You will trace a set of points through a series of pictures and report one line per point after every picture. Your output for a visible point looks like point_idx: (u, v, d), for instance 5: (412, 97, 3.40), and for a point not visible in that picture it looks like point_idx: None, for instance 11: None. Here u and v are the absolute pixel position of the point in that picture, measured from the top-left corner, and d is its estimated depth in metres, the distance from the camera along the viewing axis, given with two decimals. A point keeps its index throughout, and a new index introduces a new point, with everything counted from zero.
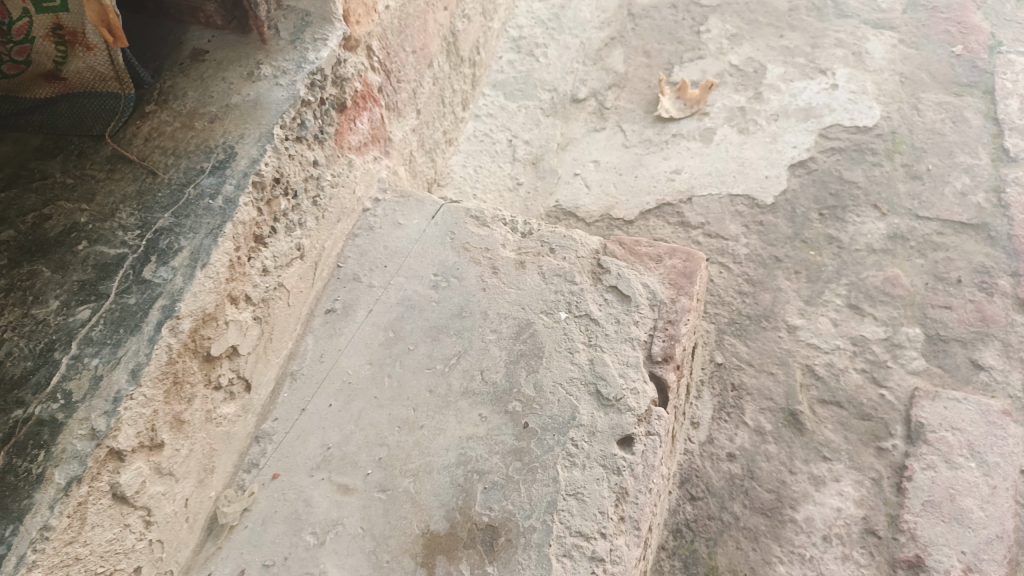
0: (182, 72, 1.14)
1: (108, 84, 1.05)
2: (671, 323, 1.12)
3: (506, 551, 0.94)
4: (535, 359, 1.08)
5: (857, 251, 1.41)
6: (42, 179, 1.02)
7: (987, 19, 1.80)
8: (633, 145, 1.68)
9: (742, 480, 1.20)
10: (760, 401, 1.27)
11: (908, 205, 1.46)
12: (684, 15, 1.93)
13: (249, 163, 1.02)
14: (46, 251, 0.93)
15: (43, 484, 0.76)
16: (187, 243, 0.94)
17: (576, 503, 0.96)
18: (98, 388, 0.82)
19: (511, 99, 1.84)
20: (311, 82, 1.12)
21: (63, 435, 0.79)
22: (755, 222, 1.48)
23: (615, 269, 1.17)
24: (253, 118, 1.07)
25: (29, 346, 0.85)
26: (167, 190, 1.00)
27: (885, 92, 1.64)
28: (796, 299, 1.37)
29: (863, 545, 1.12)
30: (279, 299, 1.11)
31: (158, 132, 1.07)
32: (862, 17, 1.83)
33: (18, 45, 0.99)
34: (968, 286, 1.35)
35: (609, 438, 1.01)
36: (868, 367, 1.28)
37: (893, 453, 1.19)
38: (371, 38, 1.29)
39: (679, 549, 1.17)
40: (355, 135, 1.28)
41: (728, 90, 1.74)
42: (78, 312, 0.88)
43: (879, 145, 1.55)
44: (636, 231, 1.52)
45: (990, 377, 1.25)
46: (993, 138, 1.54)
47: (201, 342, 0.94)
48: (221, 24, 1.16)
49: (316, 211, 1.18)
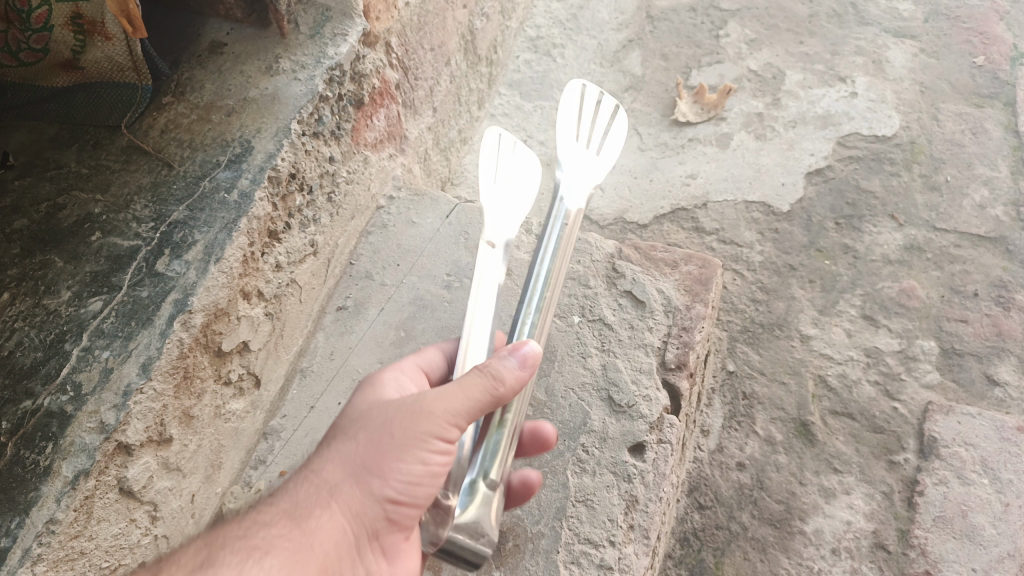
0: (200, 64, 1.13)
1: (125, 75, 1.04)
2: (685, 330, 1.11)
3: (513, 557, 0.93)
4: (547, 363, 1.07)
5: (873, 261, 1.39)
6: (57, 168, 1.02)
7: (1010, 29, 1.77)
8: (648, 149, 1.68)
9: (751, 490, 1.19)
10: (771, 410, 1.26)
11: (925, 216, 1.44)
12: (703, 18, 1.92)
13: (265, 157, 1.02)
14: (60, 241, 0.93)
15: (51, 476, 0.76)
16: (201, 237, 0.94)
17: (585, 510, 0.96)
18: (108, 381, 0.81)
19: (526, 98, 1.83)
20: (329, 78, 1.11)
21: (72, 428, 0.78)
22: (770, 229, 1.46)
23: (630, 274, 1.17)
24: (270, 112, 1.06)
25: (40, 336, 0.84)
26: (182, 182, 0.99)
27: (905, 101, 1.63)
28: (810, 308, 1.35)
29: (872, 560, 1.11)
30: (292, 295, 1.11)
31: (174, 124, 1.06)
32: (882, 26, 1.82)
33: (36, 33, 0.98)
34: (985, 300, 1.33)
35: (620, 445, 1.00)
36: (881, 379, 1.26)
37: (904, 467, 1.17)
38: (390, 35, 1.28)
39: (685, 558, 1.15)
40: (371, 132, 1.28)
41: (746, 96, 1.72)
42: (90, 304, 0.87)
43: (897, 155, 1.53)
44: (650, 235, 1.51)
45: (1005, 393, 1.23)
46: (1012, 151, 1.52)
47: (212, 337, 0.94)
48: (241, 17, 1.16)
49: (331, 207, 1.18)
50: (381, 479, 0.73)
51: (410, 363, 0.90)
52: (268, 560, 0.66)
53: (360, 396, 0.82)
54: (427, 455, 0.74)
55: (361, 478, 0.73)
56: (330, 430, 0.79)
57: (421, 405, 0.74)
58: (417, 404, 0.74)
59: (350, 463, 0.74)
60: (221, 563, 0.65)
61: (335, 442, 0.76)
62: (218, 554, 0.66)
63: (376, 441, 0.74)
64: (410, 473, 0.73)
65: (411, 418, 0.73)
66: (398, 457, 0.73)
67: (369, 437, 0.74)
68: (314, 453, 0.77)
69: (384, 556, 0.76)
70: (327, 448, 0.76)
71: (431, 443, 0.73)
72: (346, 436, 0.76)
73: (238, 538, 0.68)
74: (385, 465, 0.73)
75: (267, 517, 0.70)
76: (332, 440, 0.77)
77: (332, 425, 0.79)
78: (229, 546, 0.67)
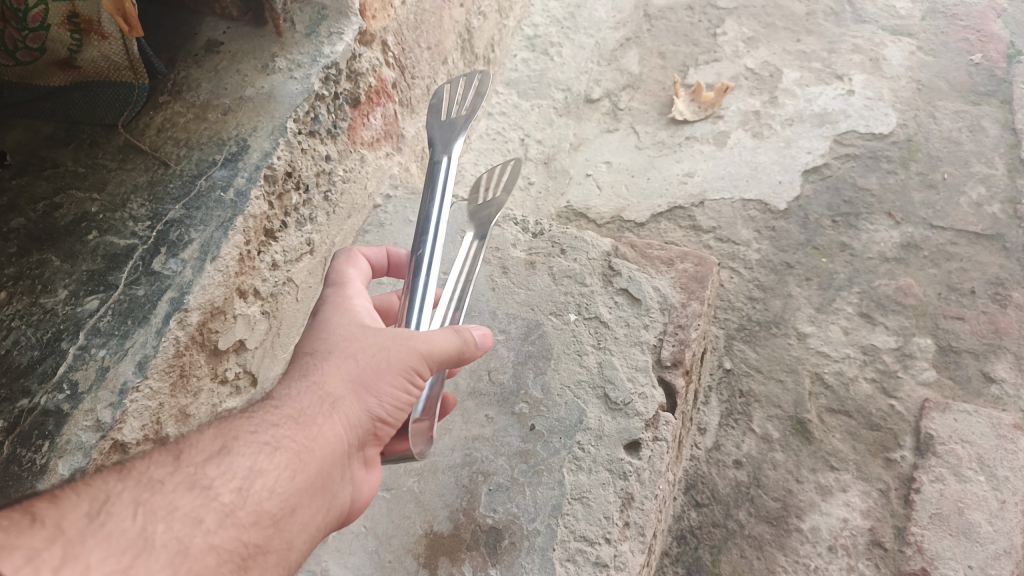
0: (196, 63, 1.13)
1: (122, 73, 1.04)
2: (682, 328, 1.12)
3: (509, 554, 0.94)
4: (543, 361, 1.08)
5: (870, 259, 1.39)
6: (53, 167, 1.02)
7: (1007, 27, 1.77)
8: (646, 147, 1.68)
9: (748, 487, 1.19)
10: (768, 408, 1.26)
11: (922, 214, 1.44)
12: (700, 17, 1.92)
13: (261, 156, 1.02)
14: (56, 240, 0.93)
15: (48, 474, 0.76)
16: (196, 236, 0.94)
17: (580, 507, 0.96)
18: (104, 379, 0.81)
19: (524, 97, 1.84)
20: (325, 76, 1.11)
21: (69, 426, 0.78)
22: (767, 227, 1.46)
23: (627, 272, 1.18)
24: (265, 111, 1.06)
25: (37, 335, 0.84)
26: (178, 181, 1.00)
27: (902, 99, 1.63)
28: (807, 306, 1.36)
29: (868, 557, 1.11)
30: (288, 294, 1.11)
31: (170, 123, 1.07)
32: (879, 24, 1.82)
33: (32, 33, 0.96)
34: (982, 297, 1.33)
35: (616, 442, 1.00)
36: (878, 376, 1.26)
37: (901, 464, 1.17)
38: (386, 33, 1.28)
39: (682, 556, 1.16)
40: (368, 130, 1.28)
41: (743, 94, 1.73)
42: (86, 303, 0.87)
43: (894, 153, 1.53)
44: (647, 234, 1.51)
45: (1002, 390, 1.23)
46: (1010, 148, 1.52)
47: (208, 336, 0.94)
48: (237, 16, 1.16)
49: (327, 206, 1.18)
50: (375, 399, 0.75)
51: (349, 274, 0.89)
52: (278, 458, 0.68)
53: (341, 312, 0.82)
54: (414, 385, 0.77)
55: (358, 395, 0.74)
56: (315, 340, 0.78)
57: (413, 337, 0.77)
58: (410, 337, 0.76)
59: (346, 378, 0.75)
60: (237, 451, 0.67)
61: (331, 356, 0.76)
62: (234, 443, 0.68)
63: (372, 363, 0.75)
64: (399, 398, 0.76)
65: (406, 349, 0.76)
66: (390, 382, 0.75)
67: (364, 358, 0.76)
68: (304, 361, 0.76)
69: (368, 468, 0.79)
70: (320, 359, 0.76)
71: (417, 375, 0.77)
72: (341, 352, 0.76)
73: (250, 432, 0.69)
74: (379, 388, 0.75)
75: (270, 417, 0.71)
76: (323, 352, 0.77)
77: (316, 337, 0.79)
78: (242, 437, 0.68)
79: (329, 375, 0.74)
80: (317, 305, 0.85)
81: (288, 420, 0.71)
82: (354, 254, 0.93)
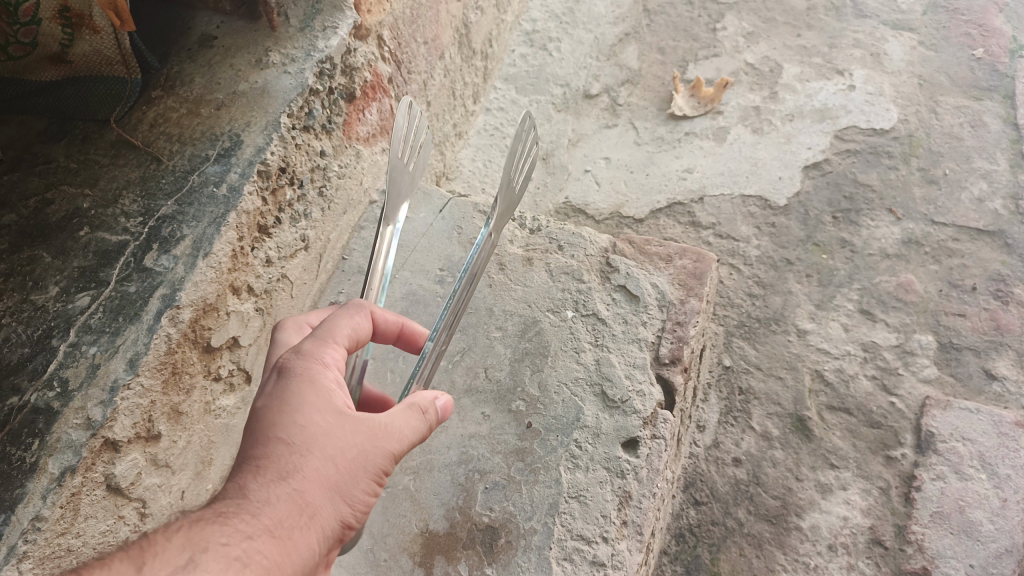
0: (190, 58, 1.12)
1: (114, 68, 1.03)
2: (680, 325, 1.11)
3: (505, 553, 0.93)
4: (540, 358, 1.07)
5: (870, 256, 1.38)
6: (46, 163, 1.00)
7: (1009, 21, 1.75)
8: (644, 143, 1.67)
9: (747, 485, 1.18)
10: (768, 406, 1.25)
11: (923, 210, 1.43)
12: (700, 12, 1.91)
13: (254, 151, 1.01)
14: (47, 236, 0.91)
15: (37, 473, 0.74)
16: (189, 231, 0.93)
17: (578, 505, 0.95)
18: (95, 377, 0.80)
19: (523, 92, 1.83)
20: (320, 71, 1.10)
21: (58, 424, 0.77)
22: (767, 223, 1.45)
23: (625, 268, 1.17)
24: (259, 106, 1.05)
25: (27, 332, 0.83)
26: (171, 176, 0.99)
27: (903, 94, 1.61)
28: (807, 302, 1.34)
29: (869, 555, 1.10)
30: (282, 291, 1.11)
31: (163, 118, 1.05)
32: (880, 18, 1.80)
33: (24, 27, 0.95)
34: (983, 294, 1.31)
35: (613, 440, 0.99)
36: (879, 373, 1.25)
37: (901, 462, 1.16)
38: (381, 28, 1.27)
39: (681, 554, 1.15)
40: (363, 126, 1.27)
41: (742, 89, 1.71)
42: (77, 300, 0.86)
43: (896, 148, 1.52)
44: (646, 230, 1.50)
45: (1003, 388, 1.21)
46: (1012, 144, 1.51)
47: (201, 333, 0.93)
48: (230, 10, 1.15)
49: (321, 202, 1.17)
50: (347, 504, 0.71)
51: (341, 332, 0.81)
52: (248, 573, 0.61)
53: (321, 385, 0.74)
54: (380, 487, 0.74)
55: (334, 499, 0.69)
56: (290, 420, 0.71)
57: (391, 437, 0.74)
58: (385, 435, 0.73)
59: (323, 480, 0.69)
60: (205, 566, 0.60)
61: (309, 449, 0.70)
62: (202, 556, 0.61)
63: (348, 464, 0.70)
64: (368, 501, 0.73)
65: (383, 454, 0.73)
66: (364, 487, 0.72)
67: (341, 459, 0.70)
68: (278, 450, 0.69)
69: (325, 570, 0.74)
70: (295, 454, 0.69)
71: (385, 475, 0.74)
72: (321, 450, 0.70)
73: (220, 543, 0.62)
74: (353, 490, 0.71)
75: (242, 525, 0.64)
76: (303, 442, 0.70)
77: (292, 418, 0.71)
78: (213, 550, 0.61)
79: (307, 477, 0.68)
80: (290, 362, 0.76)
81: (260, 530, 0.64)
82: (363, 308, 0.85)
